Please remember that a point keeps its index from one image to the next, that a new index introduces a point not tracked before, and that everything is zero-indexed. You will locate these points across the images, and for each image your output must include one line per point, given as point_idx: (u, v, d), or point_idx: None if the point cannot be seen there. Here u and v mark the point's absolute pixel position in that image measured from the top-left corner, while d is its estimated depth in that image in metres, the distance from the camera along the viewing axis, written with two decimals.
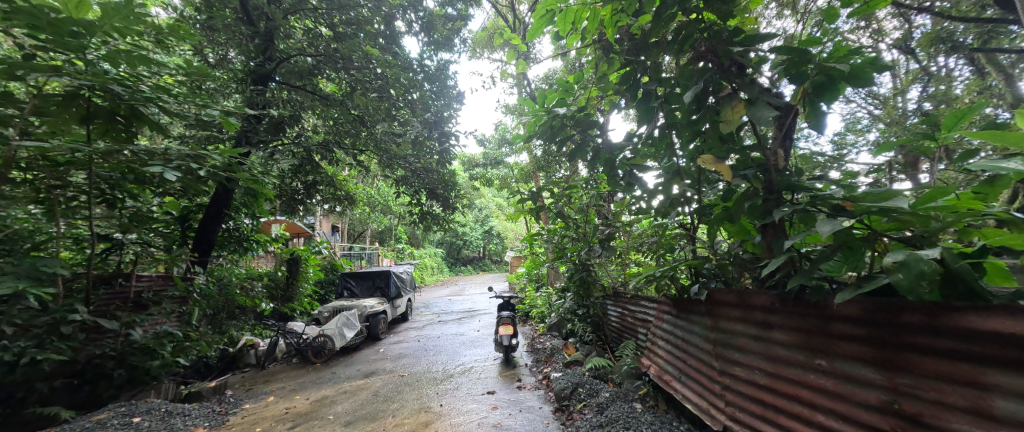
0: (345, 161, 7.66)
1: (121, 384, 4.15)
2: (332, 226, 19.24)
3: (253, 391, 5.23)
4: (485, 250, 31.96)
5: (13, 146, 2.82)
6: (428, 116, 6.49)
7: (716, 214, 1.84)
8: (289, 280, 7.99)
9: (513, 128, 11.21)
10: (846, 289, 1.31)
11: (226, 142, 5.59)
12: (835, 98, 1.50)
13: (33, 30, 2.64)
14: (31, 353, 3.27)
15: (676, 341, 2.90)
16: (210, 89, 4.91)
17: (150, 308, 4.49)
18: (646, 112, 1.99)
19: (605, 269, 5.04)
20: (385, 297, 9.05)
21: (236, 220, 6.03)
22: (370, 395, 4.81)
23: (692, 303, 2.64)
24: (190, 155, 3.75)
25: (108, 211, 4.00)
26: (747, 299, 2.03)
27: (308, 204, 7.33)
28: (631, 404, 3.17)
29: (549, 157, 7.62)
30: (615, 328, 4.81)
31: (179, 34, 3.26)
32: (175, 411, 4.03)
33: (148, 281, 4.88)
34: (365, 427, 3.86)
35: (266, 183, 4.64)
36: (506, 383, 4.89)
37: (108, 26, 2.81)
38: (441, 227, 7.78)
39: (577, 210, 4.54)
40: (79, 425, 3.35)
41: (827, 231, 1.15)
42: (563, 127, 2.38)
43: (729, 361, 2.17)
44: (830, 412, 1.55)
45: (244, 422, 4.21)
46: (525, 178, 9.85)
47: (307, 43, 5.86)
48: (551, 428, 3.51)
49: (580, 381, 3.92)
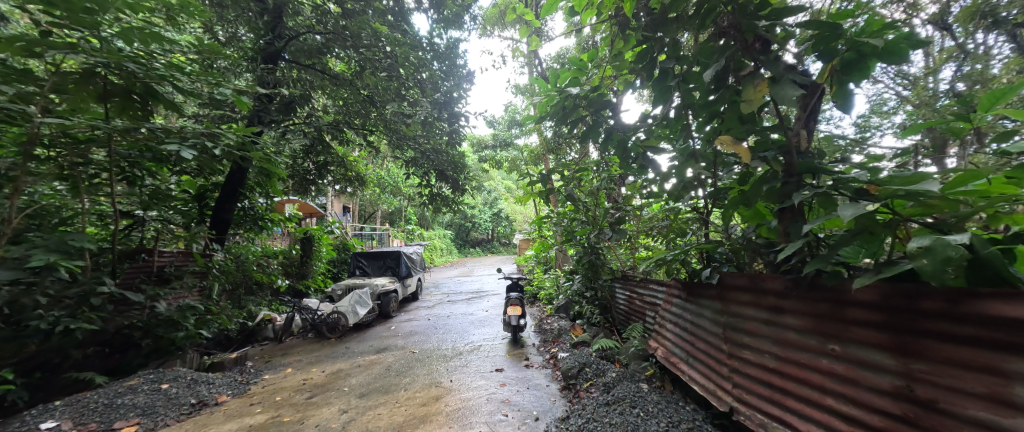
0: (356, 141, 7.70)
1: (149, 353, 4.37)
2: (343, 207, 19.62)
3: (271, 363, 5.42)
4: (493, 232, 32.18)
5: (37, 123, 2.88)
6: (437, 96, 6.36)
7: (733, 198, 1.79)
8: (304, 258, 8.17)
9: (524, 108, 11.17)
10: (865, 275, 1.29)
11: (238, 122, 5.66)
12: (863, 77, 1.43)
13: (48, 7, 2.66)
14: (64, 322, 3.47)
15: (683, 324, 2.93)
16: (222, 68, 4.97)
17: (172, 282, 4.68)
18: (662, 91, 1.96)
19: (614, 253, 5.03)
20: (395, 276, 9.25)
21: (251, 200, 6.15)
22: (382, 369, 4.96)
23: (704, 287, 2.63)
24: (205, 134, 3.85)
25: (129, 189, 4.15)
26: (759, 283, 2.01)
27: (320, 185, 7.45)
28: (638, 385, 3.21)
29: (559, 138, 7.56)
30: (624, 311, 4.84)
31: (189, 9, 3.21)
32: (200, 379, 4.23)
33: (170, 257, 4.95)
34: (379, 399, 3.99)
35: (278, 163, 4.68)
36: (515, 361, 5.00)
37: (119, 2, 2.78)
38: (450, 208, 7.81)
39: (587, 194, 4.57)
40: (112, 391, 3.62)
41: (850, 215, 1.11)
42: (575, 108, 2.34)
43: (739, 345, 2.17)
44: (841, 397, 1.55)
45: (264, 391, 4.37)
46: (535, 161, 9.81)
47: (316, 20, 5.80)
48: (558, 405, 3.58)
49: (587, 361, 4.01)
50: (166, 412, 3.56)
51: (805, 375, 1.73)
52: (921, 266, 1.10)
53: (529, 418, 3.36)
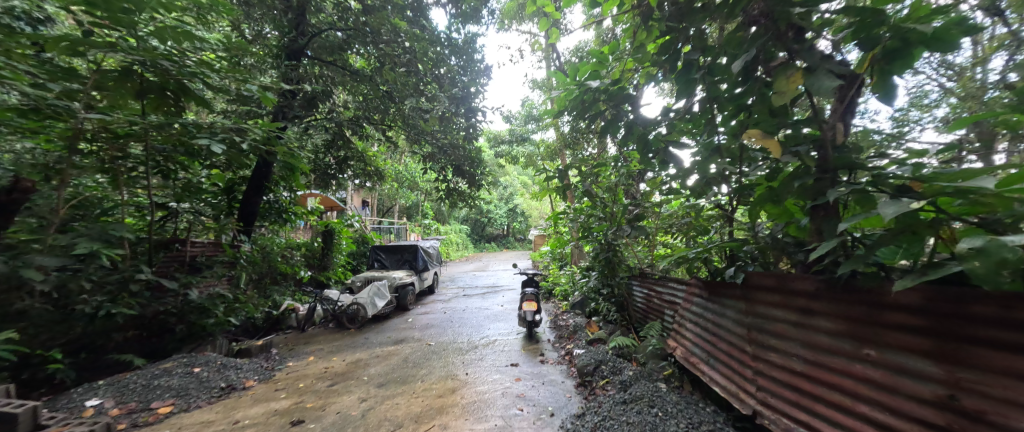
0: (375, 136, 7.82)
1: (182, 338, 4.58)
2: (362, 201, 20.01)
3: (294, 351, 5.60)
4: (509, 227, 32.23)
5: (81, 119, 3.04)
6: (455, 91, 6.36)
7: (761, 195, 1.73)
8: (324, 251, 8.37)
9: (541, 103, 11.09)
10: (907, 277, 1.21)
11: (263, 117, 5.83)
12: (907, 67, 1.33)
13: (90, 8, 2.79)
14: (106, 306, 3.65)
15: (705, 324, 2.86)
16: (249, 66, 5.13)
17: (204, 271, 4.89)
18: (686, 84, 1.89)
19: (632, 250, 4.95)
20: (412, 269, 9.38)
21: (275, 193, 6.34)
22: (400, 361, 5.05)
23: (728, 287, 2.55)
24: (233, 129, 3.98)
25: (164, 182, 4.35)
26: (788, 284, 1.94)
27: (340, 179, 7.61)
28: (656, 384, 3.16)
29: (577, 133, 7.48)
30: (641, 309, 4.77)
31: (219, 8, 3.30)
32: (229, 364, 4.41)
33: (201, 247, 5.13)
34: (396, 389, 4.06)
35: (301, 157, 4.80)
36: (530, 357, 5.01)
37: (154, 3, 2.87)
38: (467, 203, 7.85)
39: (605, 190, 4.52)
40: (149, 373, 3.82)
41: (894, 214, 1.04)
42: (595, 102, 2.31)
43: (764, 347, 2.10)
44: (876, 404, 1.47)
45: (288, 378, 4.51)
46: (552, 156, 9.73)
47: (337, 17, 5.90)
48: (573, 402, 3.56)
49: (603, 359, 3.97)
50: (198, 395, 3.73)
51: (837, 381, 1.66)
52: (973, 268, 1.02)
53: (544, 413, 3.35)
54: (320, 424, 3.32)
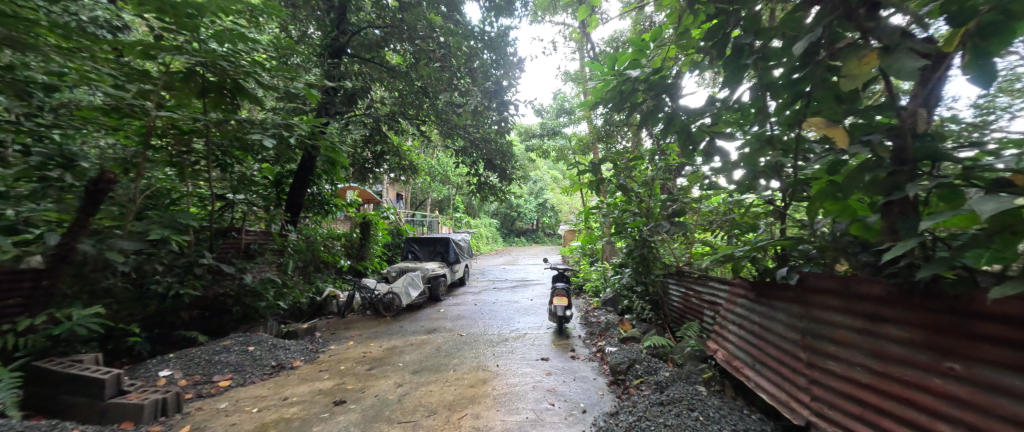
0: (410, 131, 8.02)
1: (238, 319, 4.94)
2: (397, 194, 20.61)
3: (335, 335, 5.89)
4: (540, 222, 32.15)
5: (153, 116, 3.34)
6: (489, 85, 6.25)
7: (823, 190, 1.59)
8: (362, 241, 8.72)
9: (574, 96, 10.91)
10: (1004, 282, 1.07)
11: (307, 113, 6.14)
12: (1008, 44, 1.14)
13: (160, 14, 3.04)
14: (176, 287, 4.07)
15: (753, 328, 2.72)
16: (295, 65, 5.41)
17: (257, 257, 5.25)
18: (736, 71, 1.77)
19: (668, 247, 4.78)
20: (444, 261, 9.59)
21: (318, 185, 6.67)
22: (433, 349, 5.18)
23: (781, 289, 2.41)
24: (282, 124, 4.22)
25: (222, 174, 4.69)
26: (853, 287, 1.79)
27: (376, 173, 7.88)
28: (695, 387, 3.04)
29: (610, 127, 7.30)
30: (678, 309, 4.60)
31: (269, 10, 3.49)
32: (278, 344, 4.71)
33: (255, 236, 5.53)
34: (430, 377, 4.16)
35: (342, 151, 5.00)
36: (561, 352, 4.98)
37: (214, 7, 3.08)
38: (498, 197, 7.88)
39: (640, 185, 4.38)
40: (211, 348, 4.16)
41: (992, 211, 0.92)
42: (634, 92, 2.22)
43: (823, 355, 1.96)
44: (956, 424, 1.33)
45: (330, 359, 4.76)
46: (584, 149, 9.55)
47: (376, 15, 6.08)
48: (606, 400, 3.50)
49: (637, 358, 3.88)
50: (252, 371, 4.02)
51: (909, 395, 1.51)
52: None
53: (576, 409, 3.32)
54: (359, 405, 3.47)
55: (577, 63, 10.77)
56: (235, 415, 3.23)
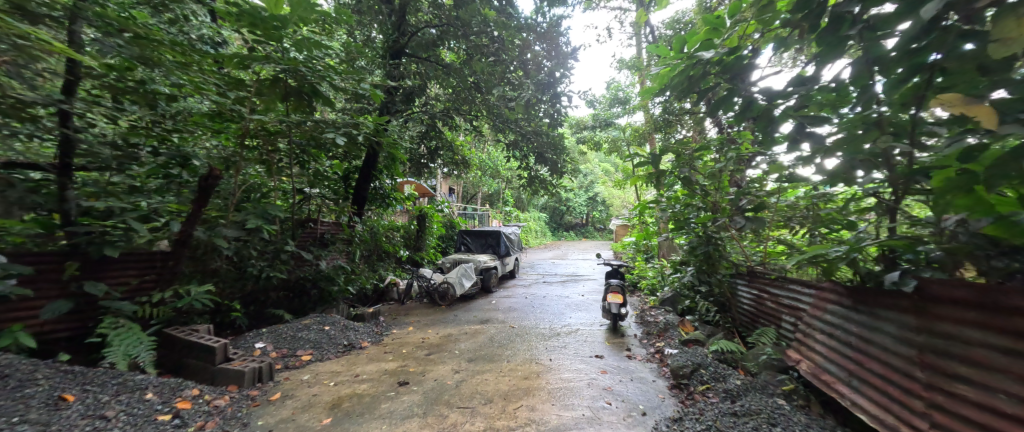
0: (463, 126, 8.18)
1: (314, 301, 5.41)
2: (449, 188, 21.17)
3: (396, 321, 6.22)
4: (590, 217, 31.49)
5: (247, 119, 3.74)
6: (541, 77, 6.26)
7: (959, 179, 1.31)
8: (419, 233, 9.09)
9: (629, 85, 10.44)
10: None
11: (370, 112, 6.51)
12: None
13: (252, 27, 3.38)
14: (266, 270, 4.53)
15: (850, 339, 2.40)
16: (360, 67, 5.75)
17: (330, 246, 5.69)
18: (835, 43, 1.53)
19: (737, 244, 4.39)
20: (496, 254, 9.71)
21: (380, 180, 7.05)
22: (486, 339, 5.26)
23: (892, 296, 2.09)
24: (351, 123, 4.52)
25: (301, 170, 5.14)
26: (997, 299, 1.50)
27: (431, 168, 8.15)
28: (774, 399, 2.74)
29: (669, 116, 6.88)
30: (749, 312, 4.22)
31: (341, 17, 3.75)
32: (349, 326, 5.07)
33: (328, 226, 6.01)
34: (485, 366, 4.23)
35: (400, 146, 5.25)
36: (616, 350, 4.80)
37: (296, 18, 3.36)
38: (548, 191, 7.74)
39: (707, 177, 4.05)
40: (294, 326, 4.60)
41: None
42: (705, 76, 2.03)
43: (949, 376, 1.67)
44: None
45: (394, 343, 5.04)
46: (638, 141, 8.99)
47: (433, 13, 6.25)
48: (668, 404, 3.28)
49: (702, 362, 3.60)
50: (328, 349, 4.38)
51: None
52: None
53: (635, 411, 3.16)
54: (421, 387, 3.63)
55: (632, 50, 10.29)
56: (316, 387, 3.54)
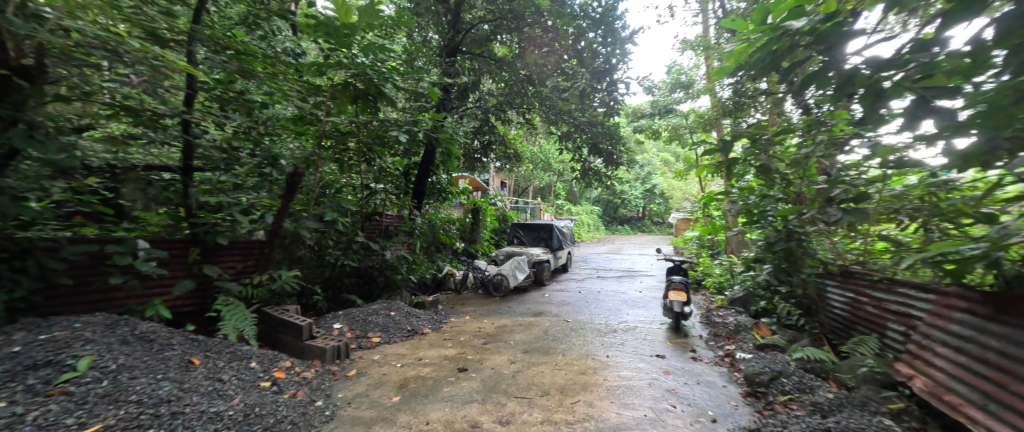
0: (516, 119, 8.18)
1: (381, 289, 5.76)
2: (501, 182, 21.35)
3: (454, 309, 6.42)
4: (647, 211, 30.13)
5: (323, 120, 4.06)
6: (598, 64, 5.95)
7: None
8: (473, 225, 9.29)
9: (691, 69, 9.71)
10: None
11: (427, 109, 6.74)
12: None
13: (327, 35, 3.65)
14: (341, 259, 4.93)
15: (990, 355, 1.97)
16: (418, 66, 5.96)
17: (393, 239, 6.03)
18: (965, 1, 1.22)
19: (824, 240, 3.87)
20: (548, 247, 9.63)
21: (438, 174, 7.30)
22: (540, 332, 5.23)
23: None
24: (412, 120, 4.72)
25: (368, 166, 5.48)
26: None
27: (484, 162, 8.27)
28: (878, 418, 2.37)
29: (736, 98, 6.29)
30: (838, 316, 3.71)
31: (404, 19, 3.92)
32: (411, 312, 5.34)
33: (391, 219, 6.35)
34: (540, 358, 4.20)
35: (456, 141, 5.39)
36: (679, 350, 4.50)
37: (365, 24, 3.58)
38: (604, 183, 7.49)
39: (787, 165, 3.61)
40: (365, 310, 4.94)
41: None
42: (791, 49, 1.76)
43: None
44: None
45: (452, 330, 5.21)
46: (703, 127, 8.40)
47: (487, 8, 6.28)
48: (741, 413, 3.00)
49: (783, 370, 3.23)
50: (394, 333, 4.65)
51: None
52: None
53: (703, 417, 2.93)
54: (479, 374, 3.70)
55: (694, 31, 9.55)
56: (385, 367, 3.77)
